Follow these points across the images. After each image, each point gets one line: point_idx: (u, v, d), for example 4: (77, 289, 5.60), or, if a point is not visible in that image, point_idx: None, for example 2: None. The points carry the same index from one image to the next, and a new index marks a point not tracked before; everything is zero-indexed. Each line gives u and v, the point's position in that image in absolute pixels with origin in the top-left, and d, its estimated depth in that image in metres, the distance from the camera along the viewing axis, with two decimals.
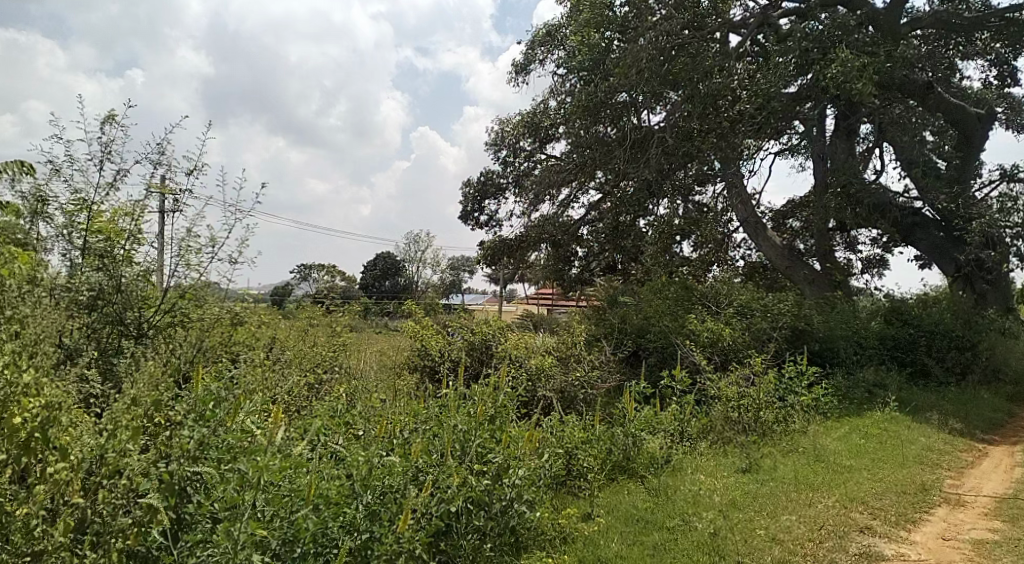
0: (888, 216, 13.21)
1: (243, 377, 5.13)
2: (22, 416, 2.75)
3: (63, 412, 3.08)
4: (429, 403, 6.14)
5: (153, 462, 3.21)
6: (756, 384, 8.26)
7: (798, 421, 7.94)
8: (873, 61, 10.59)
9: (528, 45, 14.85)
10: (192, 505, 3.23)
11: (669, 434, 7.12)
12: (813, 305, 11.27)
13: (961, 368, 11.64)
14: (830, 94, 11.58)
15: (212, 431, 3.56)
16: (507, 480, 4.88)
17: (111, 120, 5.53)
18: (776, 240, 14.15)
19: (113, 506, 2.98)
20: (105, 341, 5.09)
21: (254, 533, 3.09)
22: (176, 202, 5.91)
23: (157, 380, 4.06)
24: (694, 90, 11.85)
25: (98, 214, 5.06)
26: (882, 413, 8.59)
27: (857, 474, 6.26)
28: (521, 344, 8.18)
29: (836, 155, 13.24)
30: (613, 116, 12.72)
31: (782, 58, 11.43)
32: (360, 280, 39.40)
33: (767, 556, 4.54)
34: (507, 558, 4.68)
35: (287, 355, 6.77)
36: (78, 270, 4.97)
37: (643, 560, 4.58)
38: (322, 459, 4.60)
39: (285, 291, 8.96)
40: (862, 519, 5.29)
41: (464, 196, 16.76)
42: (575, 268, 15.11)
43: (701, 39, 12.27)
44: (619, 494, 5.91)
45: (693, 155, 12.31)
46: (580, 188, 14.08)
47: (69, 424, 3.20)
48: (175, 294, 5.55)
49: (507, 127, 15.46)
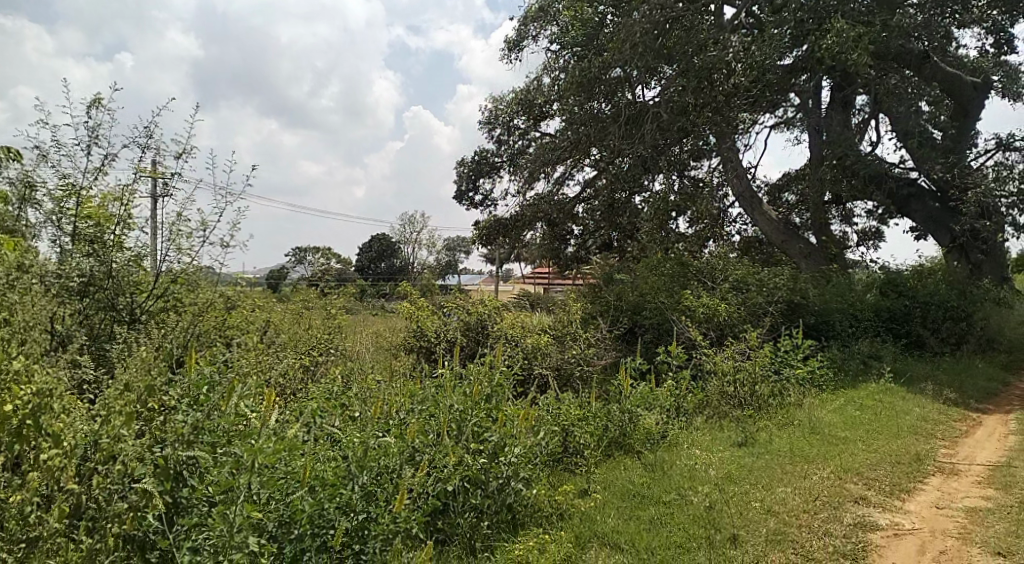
0: (883, 188, 13.16)
1: (237, 361, 5.13)
2: (13, 404, 2.72)
3: (55, 398, 3.05)
4: (425, 383, 6.16)
5: (147, 448, 3.26)
6: (751, 358, 8.28)
7: (793, 394, 7.97)
8: (869, 31, 10.47)
9: (520, 21, 14.69)
10: (186, 489, 3.25)
11: (665, 410, 7.16)
12: (809, 279, 11.28)
13: (956, 339, 11.68)
14: (825, 65, 11.44)
15: (206, 415, 3.53)
16: (503, 458, 4.96)
17: (98, 104, 5.48)
18: (772, 214, 14.08)
19: (108, 492, 3.03)
20: (98, 326, 5.11)
21: (250, 516, 3.10)
22: (166, 186, 5.87)
23: (149, 365, 4.05)
24: (688, 65, 11.68)
25: (86, 199, 4.99)
26: (877, 384, 8.63)
27: (852, 445, 6.30)
28: (517, 323, 8.20)
29: (831, 127, 13.13)
30: (607, 92, 12.62)
31: (777, 29, 11.26)
32: (357, 264, 39.29)
33: (762, 528, 4.58)
34: (504, 535, 4.72)
35: (281, 338, 6.75)
36: (68, 257, 4.93)
37: (639, 534, 4.62)
38: (317, 441, 4.63)
39: (280, 274, 8.92)
40: (857, 489, 5.33)
41: (458, 176, 16.64)
42: (571, 247, 15.12)
43: (695, 13, 11.87)
44: (616, 470, 5.94)
45: (688, 130, 12.21)
46: (575, 166, 13.98)
47: (62, 411, 3.18)
48: (168, 278, 5.55)
49: (501, 105, 15.34)
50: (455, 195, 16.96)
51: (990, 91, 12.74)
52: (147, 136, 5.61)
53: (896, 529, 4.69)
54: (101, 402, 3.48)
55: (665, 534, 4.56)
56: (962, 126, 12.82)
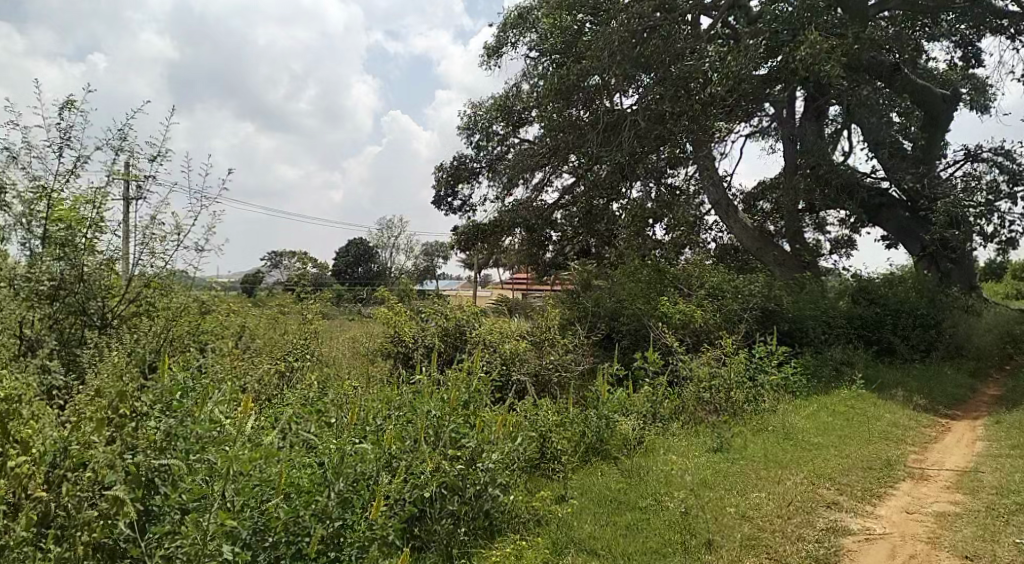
0: (856, 197, 13.35)
1: (212, 366, 5.10)
2: None
3: (23, 404, 3.18)
4: (402, 389, 6.16)
5: (118, 454, 3.16)
6: (727, 364, 8.40)
7: (768, 400, 8.08)
8: (841, 43, 10.67)
9: (500, 28, 14.73)
10: (158, 497, 3.26)
11: (642, 415, 7.24)
12: (784, 286, 11.46)
13: (926, 345, 11.88)
14: (800, 76, 11.53)
15: (180, 421, 3.52)
16: (480, 464, 4.99)
17: (69, 106, 5.46)
18: (748, 222, 14.23)
19: (78, 499, 2.98)
20: (67, 331, 5.02)
21: (224, 523, 3.08)
22: (140, 189, 5.81)
23: (121, 371, 4.04)
24: (665, 73, 11.80)
25: (58, 202, 4.97)
26: (849, 390, 8.78)
27: (824, 451, 6.40)
28: (496, 329, 8.20)
29: (805, 136, 13.25)
30: (586, 100, 12.78)
31: (752, 40, 11.40)
32: (336, 267, 38.93)
33: (737, 533, 4.64)
34: (481, 541, 4.75)
35: (256, 344, 6.69)
36: (39, 260, 4.86)
37: (615, 540, 4.65)
38: (292, 447, 4.61)
39: (256, 279, 8.77)
40: (830, 495, 5.43)
41: (437, 181, 16.53)
42: (550, 252, 15.12)
43: (673, 22, 11.97)
44: (592, 475, 5.97)
45: (665, 138, 12.20)
46: (554, 172, 14.02)
47: (30, 419, 3.16)
48: (140, 282, 5.48)
49: (480, 110, 15.28)
50: (433, 200, 16.86)
51: (958, 102, 13.03)
52: (121, 139, 5.58)
53: (867, 534, 4.77)
54: (71, 409, 3.47)
55: (641, 540, 4.60)
56: (931, 137, 12.95)
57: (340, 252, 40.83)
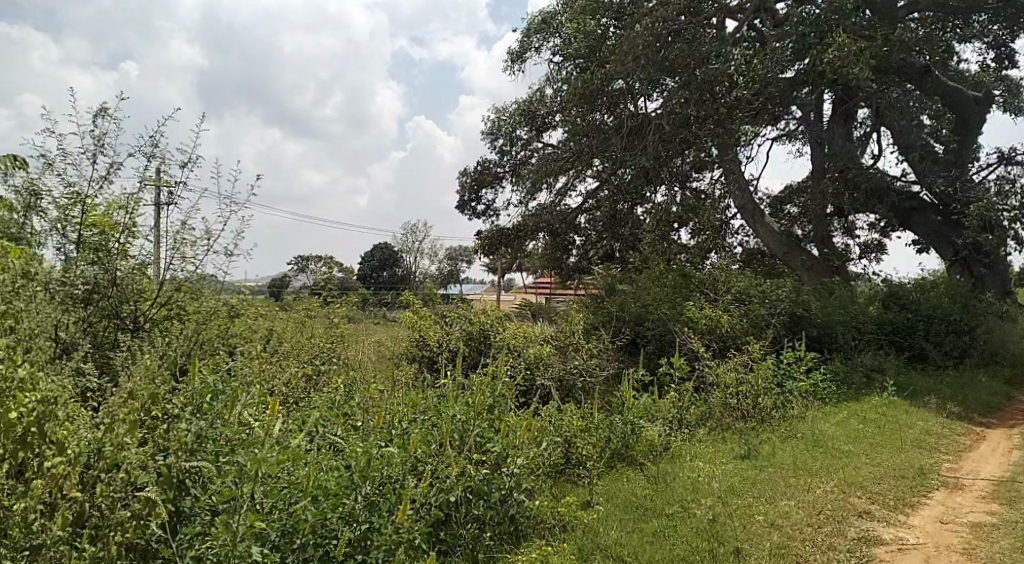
0: (886, 201, 13.11)
1: (241, 369, 5.17)
2: (18, 412, 2.86)
3: (59, 406, 3.15)
4: (428, 394, 6.17)
5: (150, 456, 3.26)
6: (754, 370, 8.29)
7: (797, 407, 7.97)
8: (870, 45, 10.49)
9: (523, 33, 14.73)
10: (189, 498, 3.29)
11: (668, 421, 7.17)
12: (812, 291, 11.28)
13: (959, 352, 11.63)
14: (828, 79, 11.35)
15: (211, 423, 3.54)
16: (506, 469, 4.97)
17: (103, 114, 5.59)
18: (774, 226, 14.05)
19: (112, 499, 3.05)
20: (101, 334, 5.13)
21: (253, 525, 3.12)
22: (172, 194, 5.91)
23: (153, 374, 4.11)
24: (690, 77, 11.79)
25: (91, 207, 5.09)
26: (880, 398, 8.61)
27: (855, 459, 6.29)
28: (521, 333, 8.17)
29: (834, 140, 13.11)
30: (610, 104, 12.75)
31: (778, 43, 11.37)
32: (359, 271, 39.31)
33: (766, 541, 4.57)
34: (506, 546, 4.76)
35: (284, 348, 6.73)
36: (73, 264, 4.99)
37: (641, 547, 4.61)
38: (320, 450, 4.65)
39: (283, 283, 8.83)
40: (861, 503, 5.32)
41: (460, 186, 16.59)
42: (573, 256, 15.10)
43: (698, 25, 12.07)
44: (618, 481, 5.92)
45: (690, 142, 12.07)
46: (577, 176, 13.95)
47: (66, 418, 3.24)
48: (171, 287, 5.60)
49: (504, 115, 15.30)
50: (457, 205, 16.91)
51: (992, 104, 12.75)
52: (153, 145, 5.69)
53: (900, 544, 4.67)
54: (104, 410, 3.54)
55: (668, 547, 4.55)
56: (964, 140, 12.70)
57: (363, 256, 41.23)
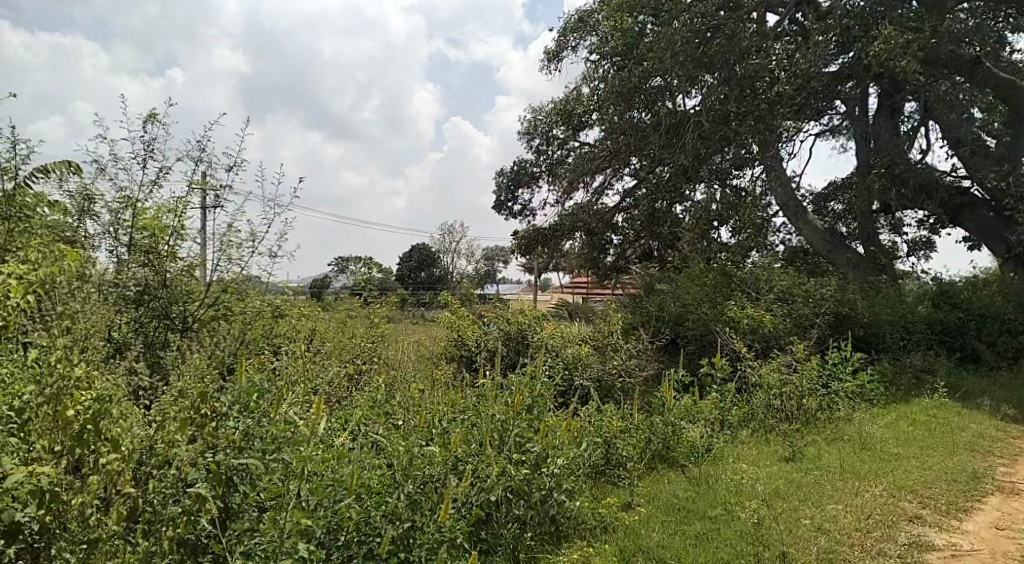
0: (935, 197, 12.78)
1: (286, 369, 5.27)
2: (73, 409, 2.98)
3: (113, 404, 3.25)
4: (467, 393, 6.22)
5: (201, 453, 3.27)
6: (798, 371, 8.10)
7: (842, 408, 7.78)
8: (918, 37, 10.17)
9: (560, 32, 14.70)
10: (238, 495, 3.23)
11: (709, 422, 7.07)
12: (858, 289, 11.01)
13: (1013, 353, 11.23)
14: (875, 73, 11.06)
15: (257, 421, 3.57)
16: (546, 469, 4.95)
17: (153, 120, 5.76)
18: (817, 223, 13.74)
19: (164, 495, 3.13)
20: (152, 335, 5.24)
21: (299, 522, 3.22)
22: (218, 198, 6.05)
23: (203, 372, 4.23)
24: (730, 73, 11.53)
25: (142, 211, 5.25)
26: (930, 399, 8.35)
27: (905, 462, 6.11)
28: (558, 333, 8.19)
29: (880, 135, 12.83)
30: (648, 101, 12.60)
31: (822, 36, 10.94)
32: (398, 270, 39.88)
33: (813, 546, 4.47)
34: (548, 546, 4.75)
35: (327, 346, 6.83)
36: (125, 266, 5.17)
37: (684, 549, 4.56)
38: (363, 449, 4.71)
39: (323, 284, 8.97)
40: (912, 508, 5.17)
41: (496, 186, 16.69)
42: (610, 256, 15.03)
43: (738, 20, 11.93)
44: (659, 483, 5.87)
45: (731, 139, 11.95)
46: (614, 174, 13.94)
47: (121, 416, 3.40)
48: (219, 287, 5.69)
49: (540, 114, 15.32)
50: (493, 205, 16.97)
51: None
52: (200, 149, 5.84)
53: (953, 550, 4.53)
54: (157, 408, 3.71)
55: (712, 550, 4.49)
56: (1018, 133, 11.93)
57: (401, 256, 41.81)
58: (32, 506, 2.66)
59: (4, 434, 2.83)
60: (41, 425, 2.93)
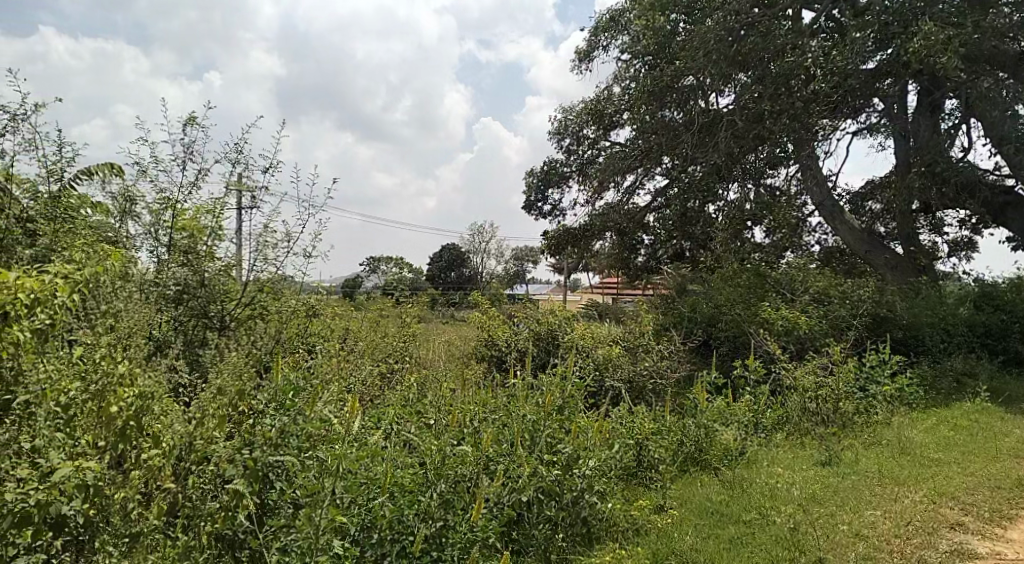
0: (977, 197, 12.42)
1: (321, 368, 5.36)
2: (118, 406, 3.02)
3: (155, 401, 3.36)
4: (498, 393, 6.24)
5: (237, 449, 3.39)
6: (835, 374, 7.95)
7: (881, 411, 7.65)
8: (959, 33, 9.89)
9: (591, 31, 14.63)
10: (274, 491, 3.39)
11: (743, 425, 7.01)
12: (896, 290, 10.77)
13: None
14: (914, 69, 10.79)
15: (292, 419, 3.59)
16: (577, 471, 4.92)
17: (192, 122, 5.88)
18: (854, 223, 13.48)
19: (202, 491, 3.27)
20: (191, 333, 5.34)
21: (334, 519, 3.22)
22: (253, 199, 6.16)
23: (242, 370, 4.30)
24: (764, 71, 11.46)
25: (181, 211, 5.40)
26: (972, 404, 8.14)
27: (946, 468, 5.97)
28: (588, 334, 8.18)
29: (919, 133, 12.56)
30: (680, 100, 12.46)
31: (860, 33, 10.70)
32: (428, 270, 40.16)
33: (851, 553, 4.39)
34: (579, 548, 4.74)
35: (360, 345, 6.90)
36: (165, 266, 5.27)
37: (719, 553, 4.52)
38: (395, 447, 4.77)
39: (355, 283, 9.07)
40: (953, 515, 5.04)
41: (527, 186, 16.67)
42: (641, 257, 14.93)
43: (772, 17, 11.74)
44: (692, 486, 5.82)
45: (765, 138, 11.75)
46: (647, 174, 13.78)
47: (161, 412, 3.46)
48: (255, 287, 5.78)
49: (571, 114, 15.26)
50: (523, 205, 16.96)
51: None
52: (237, 151, 5.95)
53: (996, 558, 4.43)
54: (195, 406, 3.69)
55: (748, 555, 4.44)
56: None
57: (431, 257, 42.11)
58: (77, 500, 2.69)
59: (50, 431, 2.85)
60: (85, 421, 3.00)
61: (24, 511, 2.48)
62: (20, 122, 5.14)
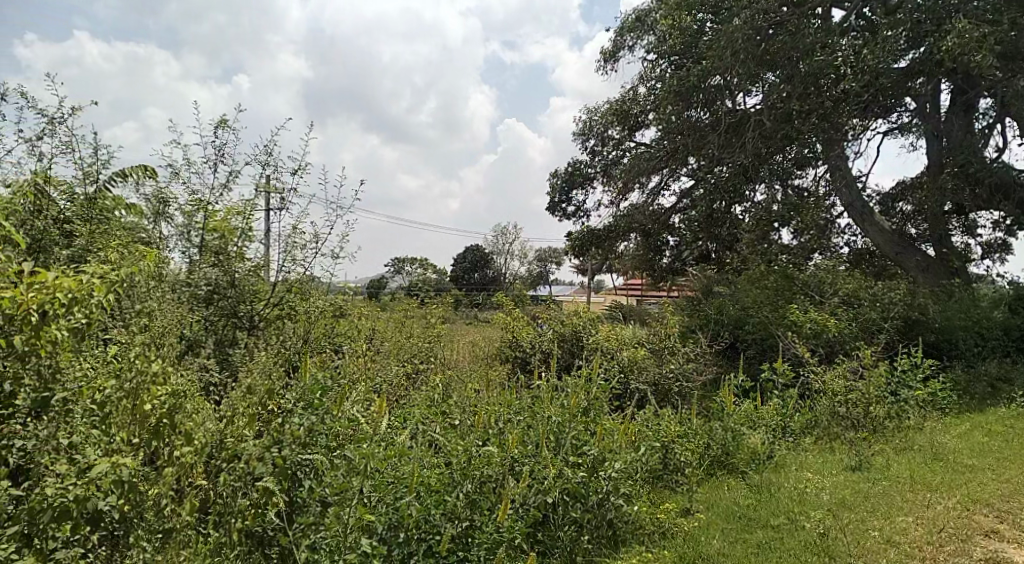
0: (1011, 197, 12.12)
1: (348, 368, 5.41)
2: (151, 403, 3.10)
3: (187, 400, 3.47)
4: (522, 394, 6.25)
5: (267, 448, 3.36)
6: (865, 378, 7.82)
7: (913, 416, 7.54)
8: (994, 31, 9.67)
9: (616, 32, 14.57)
10: (303, 489, 3.34)
11: (770, 429, 6.95)
12: (928, 293, 10.58)
13: None
14: (947, 68, 10.59)
15: (320, 419, 3.60)
16: (603, 473, 4.92)
17: (224, 125, 5.97)
18: (883, 224, 13.25)
19: (232, 489, 3.27)
20: (221, 332, 5.43)
21: (361, 518, 3.32)
22: (282, 200, 6.23)
23: (271, 370, 4.34)
24: (793, 70, 11.35)
25: (213, 212, 5.42)
26: (1007, 409, 7.97)
27: (980, 474, 5.84)
28: (613, 336, 8.16)
29: (953, 132, 12.34)
30: (705, 101, 12.17)
31: (891, 31, 10.51)
32: (450, 271, 40.33)
33: (882, 558, 4.32)
34: (606, 550, 4.70)
35: (385, 346, 6.95)
36: (196, 266, 5.36)
37: (747, 558, 4.47)
38: (422, 447, 4.80)
39: (380, 284, 9.14)
40: (988, 522, 4.94)
41: (551, 187, 16.63)
42: (665, 258, 14.79)
43: (801, 16, 11.61)
44: (719, 490, 5.77)
45: (794, 138, 11.59)
46: (672, 175, 13.76)
47: (194, 411, 3.57)
48: (283, 287, 5.82)
49: (596, 115, 15.22)
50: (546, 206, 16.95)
51: None
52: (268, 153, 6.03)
53: None
54: (227, 404, 3.82)
55: (776, 560, 4.39)
56: None
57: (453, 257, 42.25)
58: (113, 495, 2.69)
59: (86, 427, 2.91)
60: (120, 418, 3.05)
61: (63, 506, 2.49)
62: (57, 124, 5.25)
